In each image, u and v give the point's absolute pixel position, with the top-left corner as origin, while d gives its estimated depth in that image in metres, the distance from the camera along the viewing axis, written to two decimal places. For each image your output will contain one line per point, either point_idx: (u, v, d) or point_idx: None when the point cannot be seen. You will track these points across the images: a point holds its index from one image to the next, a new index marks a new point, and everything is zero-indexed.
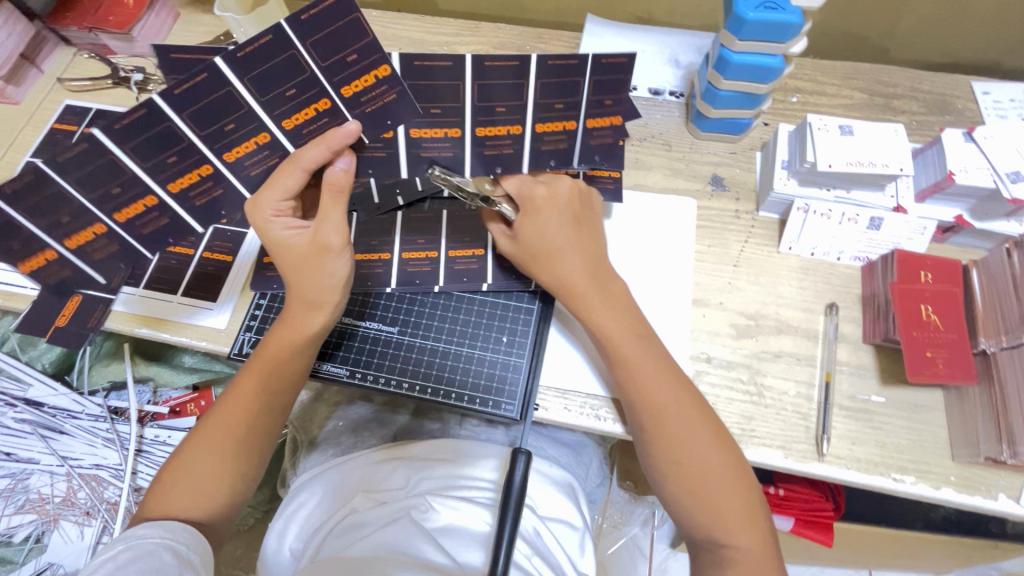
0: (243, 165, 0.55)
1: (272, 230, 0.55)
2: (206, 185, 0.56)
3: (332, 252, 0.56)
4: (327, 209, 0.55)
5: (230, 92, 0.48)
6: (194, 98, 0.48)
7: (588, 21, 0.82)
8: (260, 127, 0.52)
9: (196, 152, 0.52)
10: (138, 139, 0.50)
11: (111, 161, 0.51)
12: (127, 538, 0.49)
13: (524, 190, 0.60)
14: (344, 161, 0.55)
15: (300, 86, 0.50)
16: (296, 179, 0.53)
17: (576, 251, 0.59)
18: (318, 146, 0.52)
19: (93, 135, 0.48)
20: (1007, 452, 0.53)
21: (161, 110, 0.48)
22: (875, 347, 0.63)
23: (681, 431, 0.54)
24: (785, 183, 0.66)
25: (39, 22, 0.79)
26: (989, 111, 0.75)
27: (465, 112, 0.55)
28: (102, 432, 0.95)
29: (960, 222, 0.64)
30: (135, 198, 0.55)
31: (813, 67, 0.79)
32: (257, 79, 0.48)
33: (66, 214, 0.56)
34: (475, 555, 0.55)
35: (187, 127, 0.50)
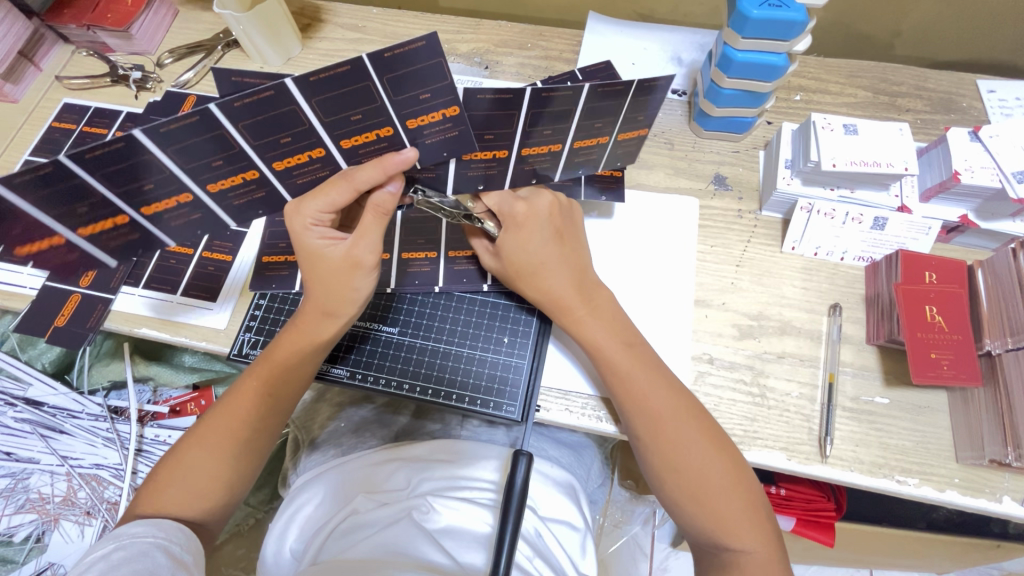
0: (290, 173, 0.55)
1: (308, 238, 0.55)
2: (249, 187, 0.56)
3: (363, 270, 0.56)
4: (368, 228, 0.55)
5: (294, 111, 0.47)
6: (255, 111, 0.46)
7: (590, 18, 0.81)
8: (317, 143, 0.51)
9: (245, 158, 0.51)
10: (181, 143, 0.47)
11: (149, 159, 0.48)
12: (119, 537, 0.48)
13: (504, 207, 0.59)
14: (395, 186, 0.54)
15: (367, 114, 0.49)
16: (344, 196, 0.53)
17: (560, 265, 0.59)
18: (373, 168, 0.52)
19: (134, 137, 0.46)
20: (1012, 455, 0.52)
21: (215, 119, 0.46)
22: (879, 347, 0.62)
23: (677, 437, 0.54)
24: (789, 183, 0.65)
25: (37, 20, 0.78)
26: (994, 110, 0.74)
27: (516, 138, 0.54)
28: (102, 432, 0.95)
29: (966, 222, 0.63)
30: (167, 195, 0.54)
31: (817, 65, 0.78)
32: (325, 103, 0.47)
33: (85, 206, 0.53)
34: (476, 557, 0.55)
35: (242, 136, 0.48)
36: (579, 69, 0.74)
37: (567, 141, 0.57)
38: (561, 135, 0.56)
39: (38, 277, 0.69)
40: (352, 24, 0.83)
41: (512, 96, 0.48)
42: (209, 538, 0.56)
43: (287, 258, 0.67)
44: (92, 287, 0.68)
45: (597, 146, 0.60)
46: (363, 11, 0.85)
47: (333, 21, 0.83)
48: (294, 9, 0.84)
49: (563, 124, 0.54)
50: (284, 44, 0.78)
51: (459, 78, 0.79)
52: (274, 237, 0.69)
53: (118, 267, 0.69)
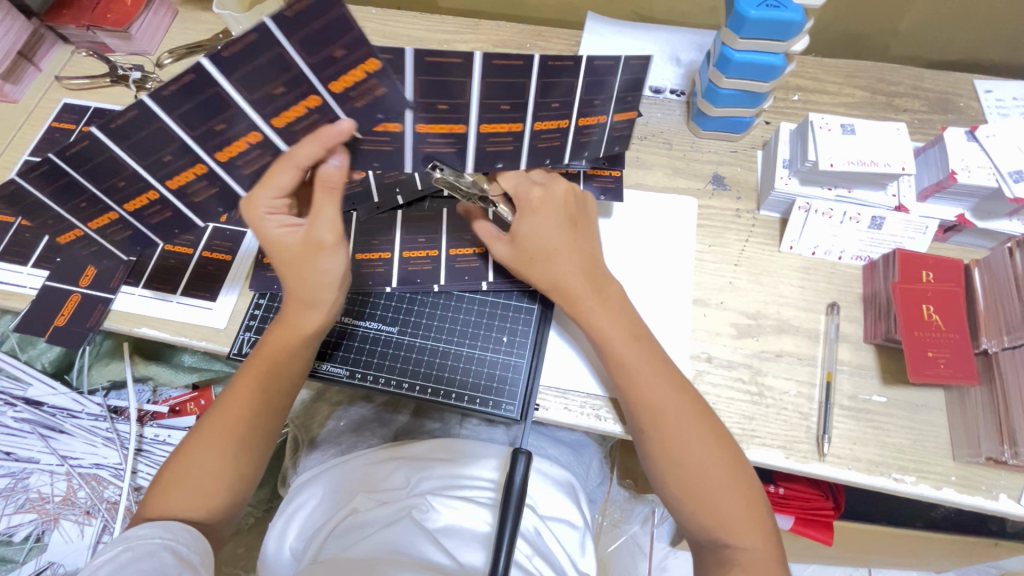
0: (237, 165, 0.55)
1: (267, 229, 0.55)
2: (202, 184, 0.57)
3: (326, 250, 0.55)
4: (320, 207, 0.54)
5: (218, 92, 0.47)
6: (182, 100, 0.47)
7: (588, 19, 0.82)
8: (251, 127, 0.51)
9: (191, 151, 0.52)
10: (133, 139, 0.50)
11: (111, 156, 0.52)
12: (126, 539, 0.48)
13: (521, 189, 0.60)
14: (338, 158, 0.53)
15: (289, 84, 0.48)
16: (290, 175, 0.52)
17: (571, 255, 0.59)
18: (311, 142, 0.51)
19: (94, 134, 0.49)
20: (1008, 453, 0.53)
21: (152, 111, 0.48)
22: (877, 346, 0.63)
23: (680, 433, 0.54)
24: (786, 182, 0.65)
25: (37, 20, 0.78)
26: (991, 109, 0.75)
27: (529, 109, 0.56)
28: (102, 431, 0.95)
29: (962, 221, 0.63)
30: (135, 191, 0.57)
31: (815, 65, 0.78)
32: (245, 79, 0.46)
33: (83, 201, 0.57)
34: (476, 556, 0.55)
35: (179, 127, 0.50)
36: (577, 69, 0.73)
37: (572, 117, 0.58)
38: None
39: (37, 277, 0.69)
40: None
41: (523, 62, 0.51)
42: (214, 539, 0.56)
43: None
44: (92, 287, 0.68)
45: (599, 126, 0.61)
46: (363, 12, 0.85)
47: None
48: None
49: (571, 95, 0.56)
50: None
51: None
52: None
53: (116, 268, 0.69)
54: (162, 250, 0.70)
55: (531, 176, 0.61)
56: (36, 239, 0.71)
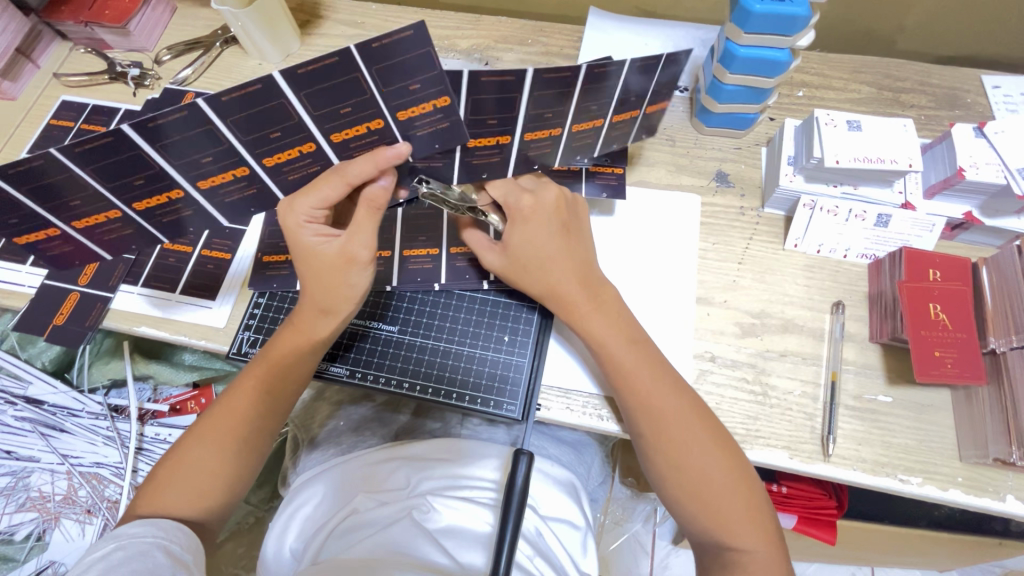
0: (281, 169, 0.55)
1: (302, 236, 0.55)
2: (240, 185, 0.56)
3: (358, 265, 0.56)
4: (360, 223, 0.55)
5: (282, 105, 0.47)
6: (241, 107, 0.46)
7: (591, 14, 0.81)
8: (307, 138, 0.51)
9: (235, 154, 0.52)
10: (172, 138, 0.48)
11: (139, 154, 0.49)
12: (118, 537, 0.48)
13: (511, 199, 0.60)
14: (387, 180, 0.55)
15: (357, 106, 0.49)
16: (338, 190, 0.53)
17: (565, 260, 0.58)
18: (366, 162, 0.52)
19: (125, 132, 0.46)
20: (1016, 454, 0.52)
21: (203, 115, 0.46)
22: (882, 345, 0.62)
23: (680, 436, 0.53)
24: (791, 179, 0.64)
25: (35, 16, 0.78)
26: (999, 105, 0.74)
27: (568, 116, 0.56)
28: (103, 430, 0.94)
29: (970, 219, 0.62)
30: (159, 190, 0.55)
31: (820, 60, 0.77)
32: (315, 96, 0.47)
33: (78, 199, 0.54)
34: (476, 557, 0.55)
35: (231, 132, 0.49)
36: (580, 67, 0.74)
37: (607, 116, 0.58)
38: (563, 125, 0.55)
39: (36, 275, 0.69)
40: (352, 21, 0.83)
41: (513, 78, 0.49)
42: (209, 538, 0.56)
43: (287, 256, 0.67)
44: (91, 285, 0.68)
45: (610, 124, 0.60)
46: (363, 7, 0.84)
47: (333, 18, 0.83)
48: (293, 5, 0.84)
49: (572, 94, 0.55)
50: (282, 41, 0.77)
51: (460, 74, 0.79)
52: (273, 235, 0.68)
53: (116, 266, 0.69)
54: (161, 249, 0.70)
55: (519, 184, 0.61)
56: None
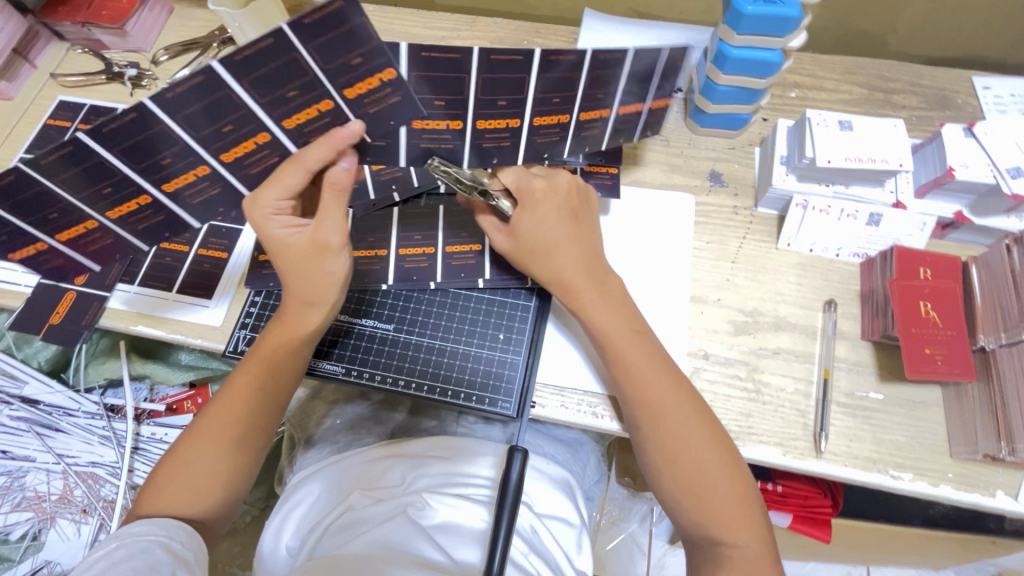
0: (241, 165, 0.55)
1: (272, 229, 0.55)
2: (202, 185, 0.57)
3: (332, 252, 0.56)
4: (328, 209, 0.55)
5: (227, 95, 0.47)
6: (186, 102, 0.47)
7: (585, 16, 0.82)
8: (260, 128, 0.52)
9: (193, 154, 0.52)
10: (128, 143, 0.49)
11: (99, 162, 0.51)
12: (122, 535, 0.48)
13: (523, 183, 0.60)
14: (348, 161, 0.55)
15: (301, 88, 0.49)
16: (301, 178, 0.53)
17: (571, 249, 0.58)
18: (322, 145, 0.53)
19: (80, 139, 0.48)
20: (1005, 450, 0.53)
21: (151, 115, 0.47)
22: (874, 343, 0.62)
23: (677, 430, 0.54)
24: (784, 179, 0.65)
25: (32, 17, 0.78)
26: (990, 106, 0.74)
27: (576, 102, 0.57)
28: (98, 430, 0.95)
29: (959, 218, 0.63)
30: (126, 197, 0.56)
31: (812, 62, 0.78)
32: (256, 82, 0.47)
33: (55, 212, 0.56)
34: (472, 554, 0.55)
35: (183, 130, 0.50)
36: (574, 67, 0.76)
37: (607, 111, 0.60)
38: None
39: (33, 274, 0.69)
40: None
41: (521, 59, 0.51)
42: (209, 536, 0.56)
43: None
44: (89, 284, 0.68)
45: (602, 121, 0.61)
46: None
47: None
48: (290, 6, 0.84)
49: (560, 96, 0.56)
50: None
51: None
52: None
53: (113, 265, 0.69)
54: (158, 248, 0.70)
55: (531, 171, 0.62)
56: None
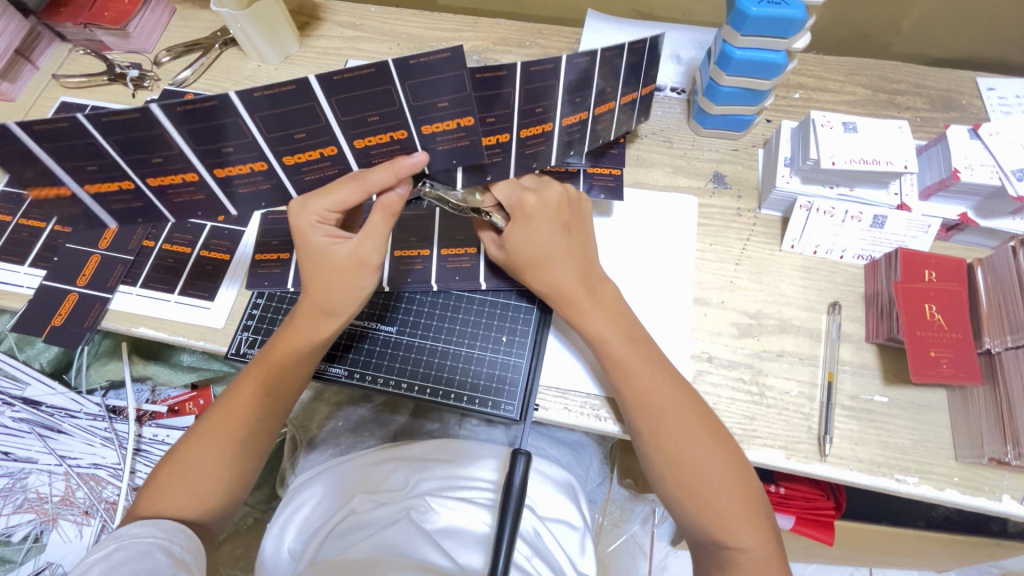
0: (299, 169, 0.55)
1: (312, 235, 0.55)
2: (253, 180, 0.56)
3: (367, 270, 0.56)
4: (374, 228, 0.55)
5: (313, 107, 0.49)
6: (275, 103, 0.48)
7: (588, 16, 0.81)
8: (329, 141, 0.53)
9: (256, 148, 0.52)
10: (195, 124, 0.49)
11: (161, 134, 0.49)
12: (120, 536, 0.48)
13: (513, 200, 0.58)
14: (403, 188, 0.55)
15: (384, 115, 0.51)
16: (353, 196, 0.53)
17: (565, 260, 0.58)
18: (386, 171, 0.53)
19: (151, 109, 0.47)
20: (1011, 453, 0.52)
21: (233, 106, 0.48)
22: (878, 346, 0.62)
23: (679, 435, 0.53)
24: (788, 181, 0.65)
25: (34, 18, 0.78)
26: (994, 108, 0.74)
27: (563, 111, 0.57)
28: (100, 431, 0.95)
29: (965, 219, 0.63)
30: (175, 171, 0.54)
31: (816, 63, 0.78)
32: (344, 102, 0.49)
33: (94, 165, 0.52)
34: (475, 558, 0.55)
35: (257, 128, 0.50)
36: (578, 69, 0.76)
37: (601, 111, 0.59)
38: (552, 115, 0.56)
39: (35, 276, 0.69)
40: (351, 23, 0.83)
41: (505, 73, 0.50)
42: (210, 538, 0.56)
43: (284, 257, 0.67)
44: (90, 285, 0.68)
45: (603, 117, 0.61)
46: (362, 10, 0.84)
47: (331, 20, 0.83)
48: (292, 7, 0.84)
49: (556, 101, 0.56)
50: (282, 43, 0.78)
51: None
52: (270, 236, 0.69)
53: (115, 266, 0.69)
54: (160, 250, 0.70)
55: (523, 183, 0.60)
56: (34, 239, 0.71)
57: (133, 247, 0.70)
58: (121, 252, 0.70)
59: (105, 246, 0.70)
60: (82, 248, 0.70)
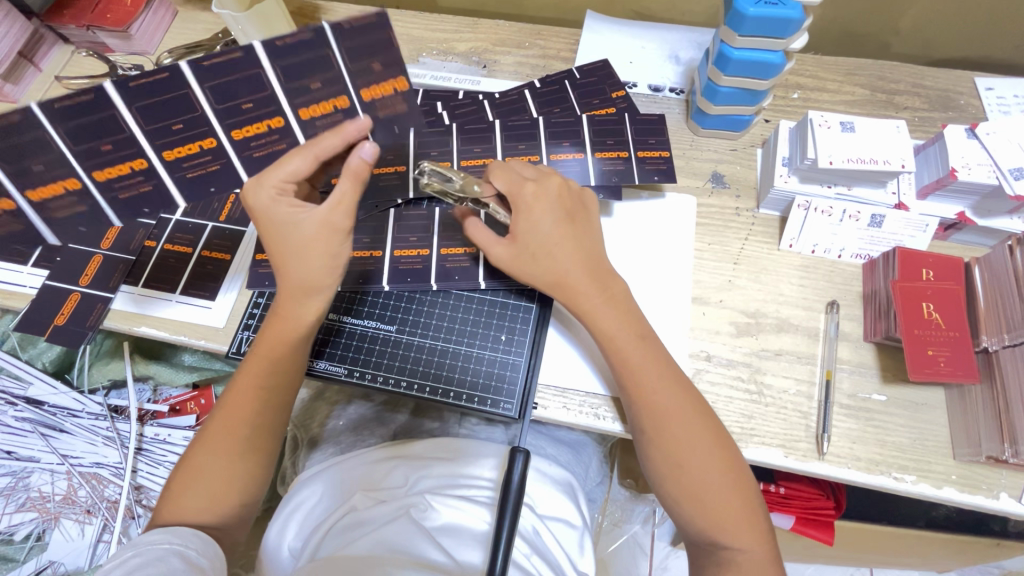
0: (246, 145, 0.56)
1: (277, 210, 0.55)
2: (203, 159, 0.56)
3: (340, 236, 0.55)
4: (344, 195, 0.54)
5: (258, 74, 0.50)
6: (221, 73, 0.49)
7: (586, 18, 0.82)
8: (275, 112, 0.54)
9: (203, 123, 0.53)
10: (149, 99, 0.50)
11: (111, 116, 0.50)
12: (136, 545, 0.49)
13: (513, 187, 0.58)
14: (368, 151, 0.54)
15: (326, 81, 0.52)
16: (307, 163, 0.54)
17: (574, 254, 0.58)
18: (333, 136, 0.54)
19: (103, 87, 0.48)
20: (1008, 452, 0.52)
21: (183, 77, 0.49)
22: (876, 345, 0.62)
23: (681, 433, 0.53)
24: (786, 180, 0.65)
25: (37, 20, 0.78)
26: (993, 107, 0.74)
27: (499, 151, 0.67)
28: (102, 431, 0.95)
29: (963, 219, 0.63)
30: (122, 159, 0.54)
31: (815, 63, 0.78)
32: (288, 68, 0.50)
33: (40, 163, 0.52)
34: (474, 555, 0.55)
35: (205, 99, 0.51)
36: (576, 68, 0.77)
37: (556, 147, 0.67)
38: (489, 150, 0.68)
39: (37, 276, 0.70)
40: None
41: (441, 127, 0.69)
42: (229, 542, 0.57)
43: None
44: (92, 286, 0.68)
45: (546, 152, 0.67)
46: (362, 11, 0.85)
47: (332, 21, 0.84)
48: (293, 8, 0.85)
49: (489, 143, 0.68)
50: None
51: (459, 77, 0.79)
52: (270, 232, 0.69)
53: (116, 266, 0.69)
54: (161, 250, 0.70)
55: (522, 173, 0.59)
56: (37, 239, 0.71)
57: (135, 247, 0.70)
58: (122, 252, 0.70)
59: (107, 246, 0.70)
60: (84, 248, 0.70)
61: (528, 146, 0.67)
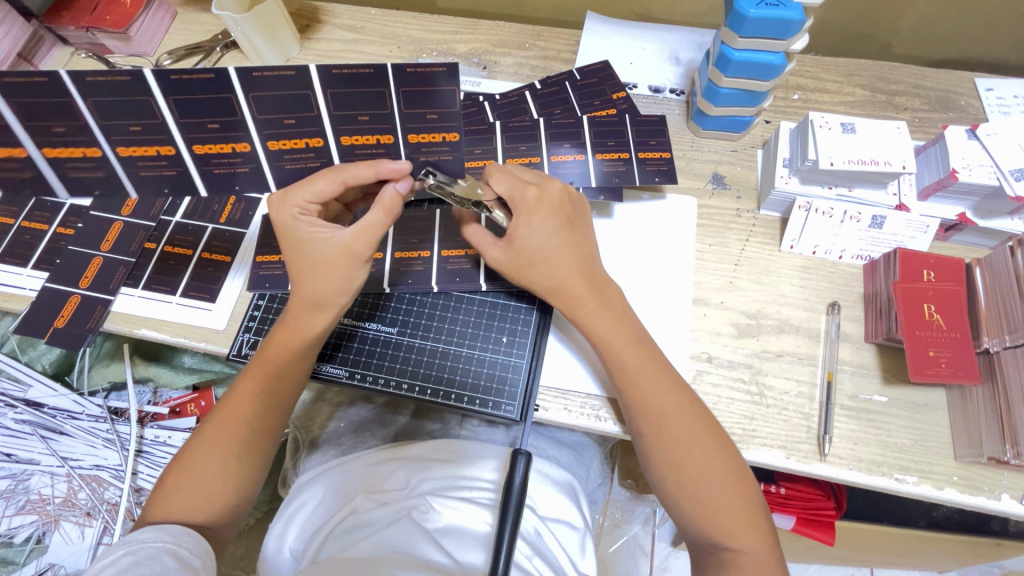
0: (280, 156, 0.57)
1: (300, 228, 0.55)
2: (233, 160, 0.57)
3: (359, 262, 0.55)
4: (371, 222, 0.54)
5: (307, 95, 0.51)
6: (271, 86, 0.50)
7: (587, 19, 0.82)
8: (316, 133, 0.55)
9: (243, 128, 0.54)
10: (188, 94, 0.50)
11: (146, 101, 0.50)
12: (128, 542, 0.48)
13: (515, 193, 0.57)
14: (404, 184, 0.55)
15: (374, 116, 0.53)
16: (331, 187, 0.55)
17: (571, 259, 0.58)
18: (366, 167, 0.55)
19: (143, 73, 0.48)
20: (1010, 452, 0.52)
21: (228, 82, 0.49)
22: (877, 346, 0.63)
23: (680, 436, 0.53)
24: (786, 181, 0.65)
25: (36, 22, 0.78)
26: (993, 108, 0.74)
27: (500, 151, 0.67)
28: (102, 433, 0.95)
29: (964, 219, 0.63)
30: (150, 142, 0.54)
31: (815, 64, 0.78)
32: (338, 96, 0.51)
33: (63, 124, 0.52)
34: (475, 556, 0.55)
35: (248, 107, 0.52)
36: (576, 69, 0.76)
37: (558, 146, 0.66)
38: (490, 151, 0.67)
39: (37, 278, 0.69)
40: (351, 25, 0.84)
41: None
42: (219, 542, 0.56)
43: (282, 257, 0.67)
44: (92, 288, 0.68)
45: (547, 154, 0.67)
46: (361, 12, 0.85)
47: (332, 23, 0.84)
48: (293, 9, 0.84)
49: (489, 146, 0.67)
50: (282, 45, 0.78)
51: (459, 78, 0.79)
52: (270, 234, 0.69)
53: (117, 269, 0.69)
54: (162, 252, 0.70)
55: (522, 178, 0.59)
56: (37, 241, 0.71)
57: (134, 249, 0.70)
58: (123, 255, 0.70)
59: (107, 249, 0.70)
60: (84, 250, 0.70)
61: (530, 146, 0.67)
